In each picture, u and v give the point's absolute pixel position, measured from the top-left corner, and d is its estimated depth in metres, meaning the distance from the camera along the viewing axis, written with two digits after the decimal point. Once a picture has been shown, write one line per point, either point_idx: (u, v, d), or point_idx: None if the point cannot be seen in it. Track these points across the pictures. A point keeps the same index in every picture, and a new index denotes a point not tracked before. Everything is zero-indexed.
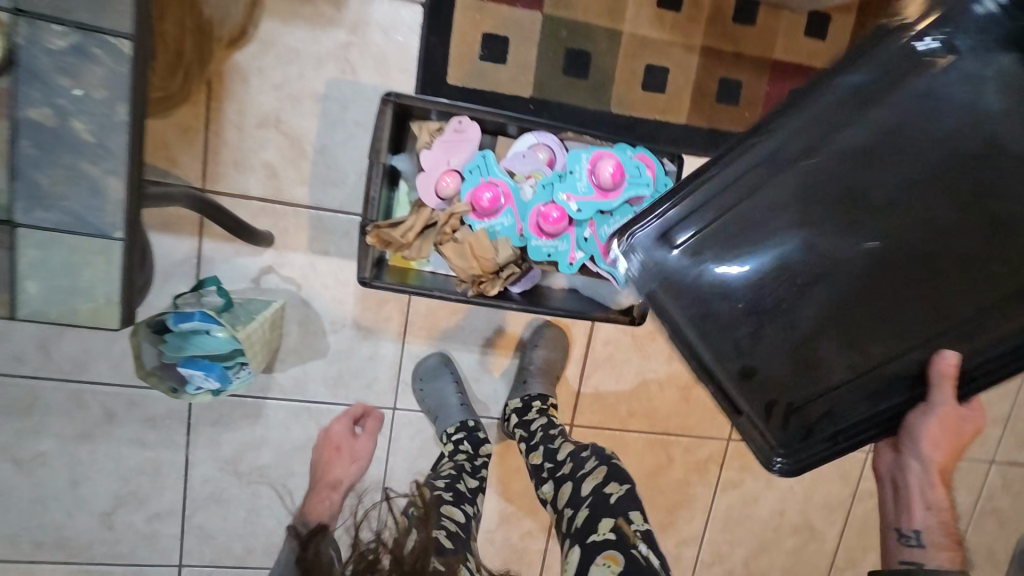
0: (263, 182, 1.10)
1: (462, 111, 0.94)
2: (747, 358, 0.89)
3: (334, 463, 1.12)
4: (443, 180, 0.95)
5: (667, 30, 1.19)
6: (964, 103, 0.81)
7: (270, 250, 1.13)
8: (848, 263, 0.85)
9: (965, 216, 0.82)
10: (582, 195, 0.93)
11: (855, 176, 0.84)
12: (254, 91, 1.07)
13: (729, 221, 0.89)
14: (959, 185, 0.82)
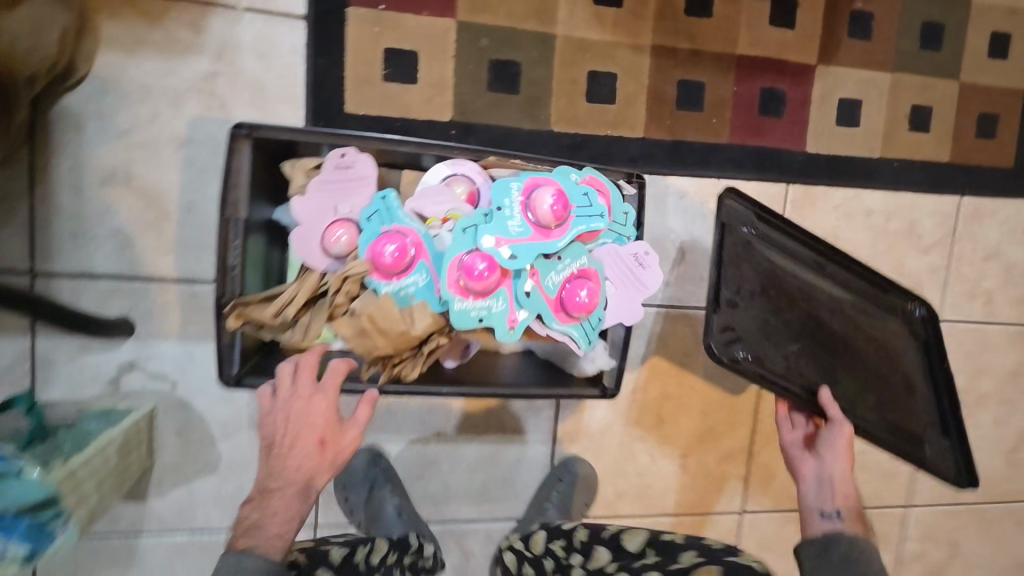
0: (113, 256, 0.86)
1: (347, 140, 0.71)
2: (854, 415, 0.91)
3: (299, 452, 0.66)
4: (327, 234, 0.71)
5: (610, 31, 0.99)
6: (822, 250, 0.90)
7: (130, 342, 0.88)
8: (832, 360, 0.92)
9: (866, 307, 0.94)
10: (517, 238, 0.69)
11: (807, 304, 0.91)
12: (93, 141, 0.83)
13: (759, 333, 0.89)
14: (857, 291, 0.93)
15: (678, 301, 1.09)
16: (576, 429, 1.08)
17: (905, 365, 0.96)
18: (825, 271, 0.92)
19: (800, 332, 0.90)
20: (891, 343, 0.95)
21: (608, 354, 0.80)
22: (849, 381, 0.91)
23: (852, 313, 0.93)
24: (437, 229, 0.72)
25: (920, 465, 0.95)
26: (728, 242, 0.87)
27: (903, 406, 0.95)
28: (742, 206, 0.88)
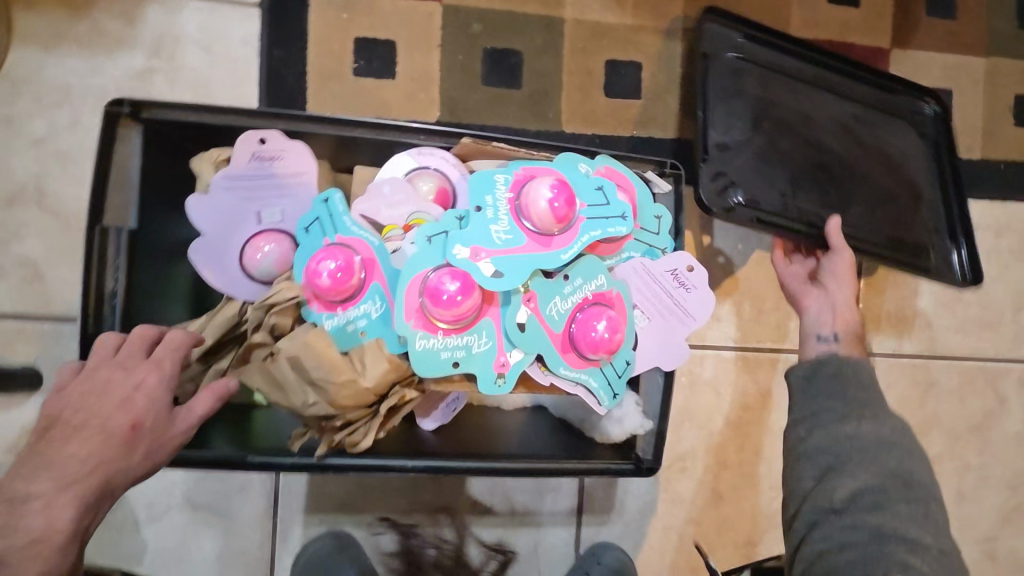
0: (20, 291, 0.70)
1: (267, 122, 0.53)
2: (849, 208, 0.75)
3: (89, 442, 0.44)
4: (250, 250, 0.55)
5: (631, 12, 0.82)
6: (818, 75, 0.78)
7: (35, 398, 0.71)
8: (830, 181, 0.76)
9: (870, 153, 0.78)
10: (503, 247, 0.49)
11: (792, 120, 0.76)
12: (2, 152, 0.69)
13: (743, 172, 0.74)
14: (855, 134, 0.78)
15: (733, 340, 0.86)
16: (605, 509, 0.83)
17: (919, 177, 0.80)
18: (823, 108, 0.78)
19: (789, 122, 0.76)
20: (911, 152, 0.80)
21: (642, 414, 0.58)
22: (858, 208, 0.76)
23: (863, 138, 0.78)
24: (397, 240, 0.52)
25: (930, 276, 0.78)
26: (714, 66, 0.75)
27: (915, 217, 0.79)
28: (726, 26, 0.76)
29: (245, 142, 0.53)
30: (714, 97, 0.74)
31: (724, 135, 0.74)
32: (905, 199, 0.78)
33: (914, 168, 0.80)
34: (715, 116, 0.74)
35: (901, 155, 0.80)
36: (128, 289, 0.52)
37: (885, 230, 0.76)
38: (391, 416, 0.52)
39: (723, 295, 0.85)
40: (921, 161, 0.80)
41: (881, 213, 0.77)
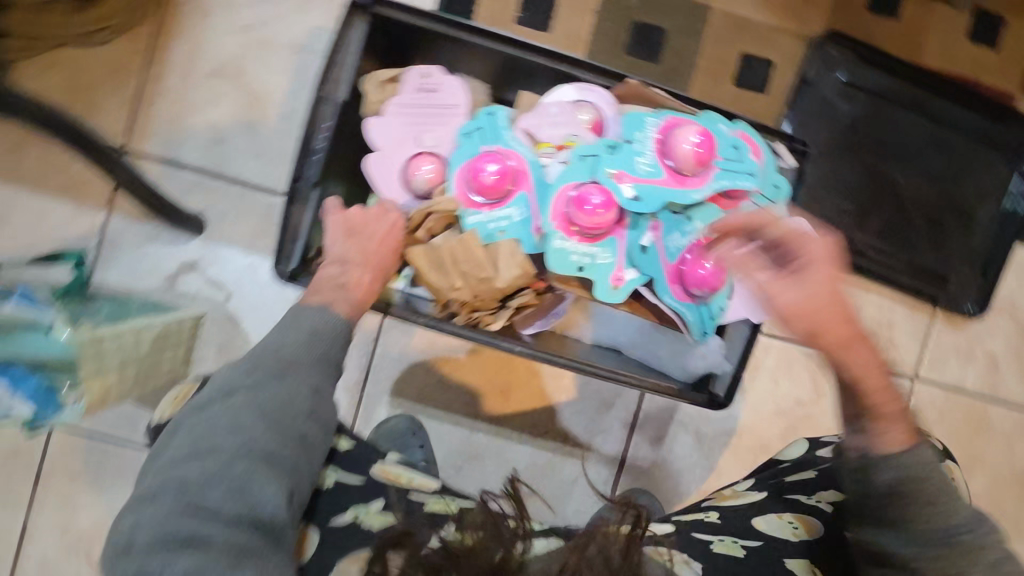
0: (205, 149, 0.83)
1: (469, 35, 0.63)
2: (898, 227, 0.90)
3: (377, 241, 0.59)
4: (413, 168, 0.62)
5: (775, 12, 0.87)
6: (912, 104, 0.88)
7: (197, 241, 0.83)
8: (889, 199, 0.90)
9: (934, 181, 0.90)
10: (643, 178, 0.58)
11: (873, 142, 0.89)
12: (215, 32, 0.82)
13: (816, 181, 0.90)
14: (928, 161, 0.90)
15: (801, 336, 0.91)
16: (650, 460, 0.90)
17: (979, 208, 0.91)
18: (907, 135, 0.89)
19: (869, 145, 0.89)
20: (987, 187, 0.90)
21: (723, 356, 0.65)
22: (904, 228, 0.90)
23: (937, 169, 0.90)
24: (549, 156, 0.61)
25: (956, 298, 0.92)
26: (816, 90, 0.87)
27: (960, 243, 0.91)
28: (843, 52, 0.87)
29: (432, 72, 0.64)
30: (808, 114, 0.88)
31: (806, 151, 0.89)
32: (957, 226, 0.91)
33: (977, 200, 0.91)
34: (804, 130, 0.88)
35: (968, 185, 0.90)
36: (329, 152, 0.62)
37: (925, 248, 0.91)
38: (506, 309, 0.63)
39: None
40: (988, 195, 0.91)
41: (929, 235, 0.91)
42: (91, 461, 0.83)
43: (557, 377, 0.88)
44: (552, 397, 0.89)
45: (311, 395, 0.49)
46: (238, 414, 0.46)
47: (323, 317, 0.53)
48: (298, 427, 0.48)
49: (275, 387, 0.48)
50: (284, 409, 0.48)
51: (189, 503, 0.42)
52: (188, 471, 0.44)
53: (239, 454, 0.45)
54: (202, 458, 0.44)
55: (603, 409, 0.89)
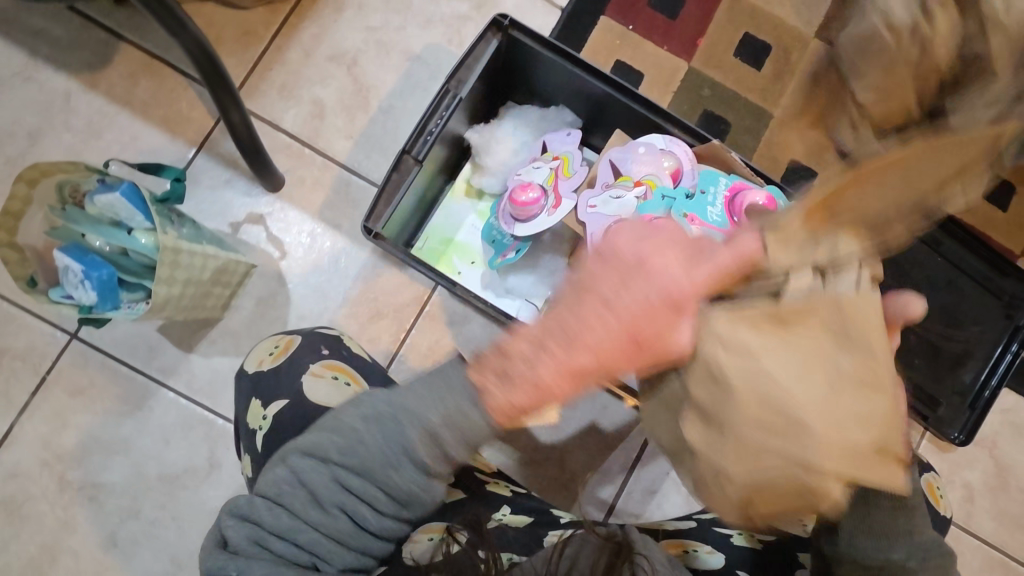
0: (304, 119, 0.90)
1: (590, 82, 0.74)
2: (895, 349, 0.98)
3: (595, 323, 0.42)
4: (525, 195, 0.73)
5: (825, 132, 0.99)
6: (928, 240, 0.98)
7: (270, 197, 0.88)
8: None
9: (934, 314, 0.99)
10: (712, 224, 0.65)
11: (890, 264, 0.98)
12: (344, 24, 0.92)
13: None
14: (934, 295, 0.99)
15: None
16: (637, 512, 0.90)
17: (973, 348, 0.99)
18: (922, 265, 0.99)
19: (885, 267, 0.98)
20: (986, 326, 0.99)
21: None
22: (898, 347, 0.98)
23: (943, 302, 0.99)
24: (627, 188, 0.68)
25: (938, 426, 0.98)
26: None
27: (950, 374, 0.98)
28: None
29: (581, 168, 0.75)
30: None
31: None
32: (949, 362, 0.99)
33: (972, 338, 0.99)
34: None
35: (964, 323, 0.99)
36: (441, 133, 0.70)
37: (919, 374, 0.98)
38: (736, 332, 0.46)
39: None
40: (981, 337, 0.99)
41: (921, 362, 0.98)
42: (99, 380, 0.83)
43: (569, 410, 0.91)
44: (558, 427, 0.91)
45: (384, 493, 0.50)
46: (324, 469, 0.49)
47: (465, 430, 0.48)
48: (382, 508, 0.50)
49: (372, 477, 0.49)
50: (365, 507, 0.50)
51: (256, 524, 0.49)
52: (274, 486, 0.50)
53: (310, 515, 0.49)
54: (284, 497, 0.49)
55: (604, 450, 0.91)
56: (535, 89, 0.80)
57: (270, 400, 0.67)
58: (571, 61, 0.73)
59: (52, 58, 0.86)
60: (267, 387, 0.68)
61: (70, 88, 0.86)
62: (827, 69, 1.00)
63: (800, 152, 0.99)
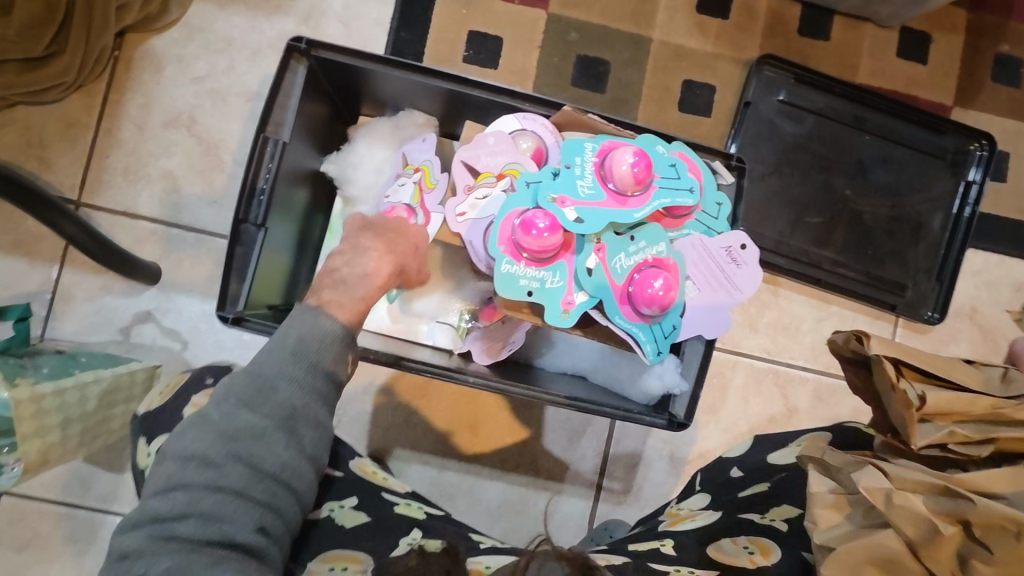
0: (159, 197, 0.83)
1: (424, 78, 0.66)
2: (848, 244, 0.92)
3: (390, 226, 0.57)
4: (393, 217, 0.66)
5: (712, 40, 0.91)
6: (852, 121, 0.91)
7: (153, 290, 0.82)
8: (839, 215, 0.92)
9: (879, 196, 0.92)
10: (586, 200, 0.58)
11: (818, 160, 0.91)
12: (168, 83, 0.84)
13: (769, 198, 0.91)
14: (872, 177, 0.92)
15: (767, 352, 0.91)
16: (626, 488, 0.88)
17: (925, 220, 0.93)
18: (852, 150, 0.91)
19: (812, 165, 0.91)
20: (935, 193, 0.92)
21: (681, 375, 0.66)
22: (851, 242, 0.92)
23: (884, 183, 0.92)
24: (490, 185, 0.62)
25: (908, 310, 0.93)
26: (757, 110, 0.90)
27: (908, 253, 0.92)
28: (779, 73, 0.89)
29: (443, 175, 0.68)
30: (748, 135, 0.90)
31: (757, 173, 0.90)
32: (906, 241, 0.92)
33: (922, 209, 0.93)
34: (750, 149, 0.90)
35: (912, 197, 0.92)
36: (275, 184, 0.64)
37: (881, 263, 0.92)
38: (993, 507, 0.44)
39: (764, 307, 0.91)
40: (930, 206, 0.93)
41: (879, 250, 0.92)
42: (42, 528, 0.79)
43: (525, 409, 0.87)
44: (520, 431, 0.87)
45: (287, 424, 0.46)
46: (210, 444, 0.44)
47: (329, 344, 0.49)
48: (280, 476, 0.45)
49: (262, 437, 0.45)
50: (262, 481, 0.44)
51: (161, 531, 0.42)
52: (168, 476, 0.43)
53: (202, 492, 0.43)
54: (181, 484, 0.43)
55: (574, 439, 0.88)
56: (374, 99, 0.73)
57: (152, 435, 0.62)
58: (395, 62, 0.65)
59: None
60: (150, 425, 0.63)
61: None
62: None
63: (690, 69, 0.91)
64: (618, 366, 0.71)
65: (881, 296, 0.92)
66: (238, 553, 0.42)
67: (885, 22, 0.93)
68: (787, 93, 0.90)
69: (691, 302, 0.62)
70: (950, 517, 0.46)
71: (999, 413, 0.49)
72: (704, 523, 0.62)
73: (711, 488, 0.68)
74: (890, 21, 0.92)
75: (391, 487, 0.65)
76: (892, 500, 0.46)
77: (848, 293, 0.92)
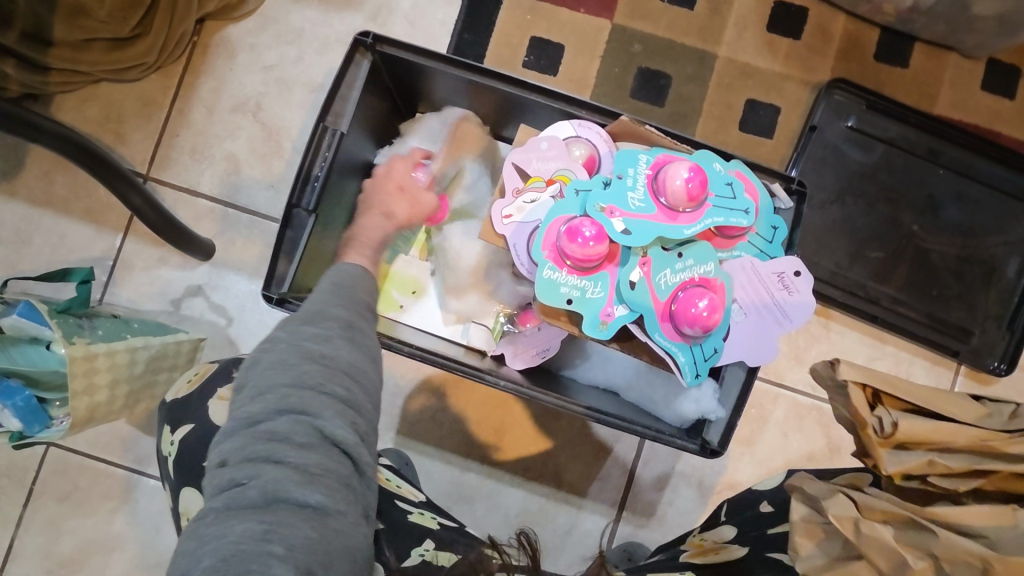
0: (220, 178, 0.86)
1: (482, 80, 0.67)
2: (911, 283, 0.87)
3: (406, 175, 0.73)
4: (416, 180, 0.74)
5: (781, 60, 0.89)
6: (927, 154, 0.86)
7: (205, 267, 0.86)
8: (903, 251, 0.87)
9: (950, 234, 0.87)
10: (635, 212, 0.57)
11: (886, 192, 0.87)
12: (240, 70, 0.87)
13: (827, 227, 0.87)
14: (943, 214, 0.87)
15: (811, 388, 0.87)
16: (649, 512, 0.85)
17: (998, 265, 0.87)
18: (924, 184, 0.87)
19: (878, 197, 0.87)
20: (1013, 237, 0.86)
21: (718, 402, 0.64)
22: (914, 281, 0.87)
23: (956, 222, 0.87)
24: (539, 190, 0.61)
25: (972, 360, 0.87)
26: (823, 135, 0.86)
27: (978, 298, 0.87)
28: (850, 99, 0.86)
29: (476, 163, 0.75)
30: (811, 161, 0.86)
31: (817, 201, 0.86)
32: (976, 285, 0.87)
33: (996, 253, 0.87)
34: (812, 175, 0.86)
35: (987, 239, 0.87)
36: (328, 174, 0.65)
37: (946, 306, 0.87)
38: (959, 542, 0.44)
39: (812, 341, 0.87)
40: (1006, 250, 0.87)
41: (945, 292, 0.87)
42: (82, 481, 0.83)
43: (553, 419, 0.86)
44: (545, 441, 0.86)
45: (347, 337, 0.49)
46: (288, 355, 0.46)
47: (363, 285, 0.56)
48: (358, 389, 0.47)
49: (340, 353, 0.48)
50: (345, 390, 0.46)
51: (264, 434, 0.42)
52: (258, 388, 0.45)
53: (294, 390, 0.44)
54: (268, 391, 0.44)
55: (600, 456, 0.86)
56: (429, 96, 0.74)
57: (175, 425, 0.67)
58: (455, 61, 0.66)
59: None
60: (176, 413, 0.68)
61: None
62: None
63: (754, 89, 0.89)
64: (651, 384, 0.69)
65: (943, 341, 0.87)
66: (335, 448, 0.43)
67: (972, 52, 0.88)
68: (857, 119, 0.86)
69: (735, 327, 0.60)
70: (918, 550, 0.46)
71: (987, 444, 0.47)
72: (731, 559, 0.58)
73: (739, 520, 0.65)
74: (977, 52, 0.87)
75: (403, 494, 0.66)
76: (860, 529, 0.47)
77: (907, 335, 0.87)
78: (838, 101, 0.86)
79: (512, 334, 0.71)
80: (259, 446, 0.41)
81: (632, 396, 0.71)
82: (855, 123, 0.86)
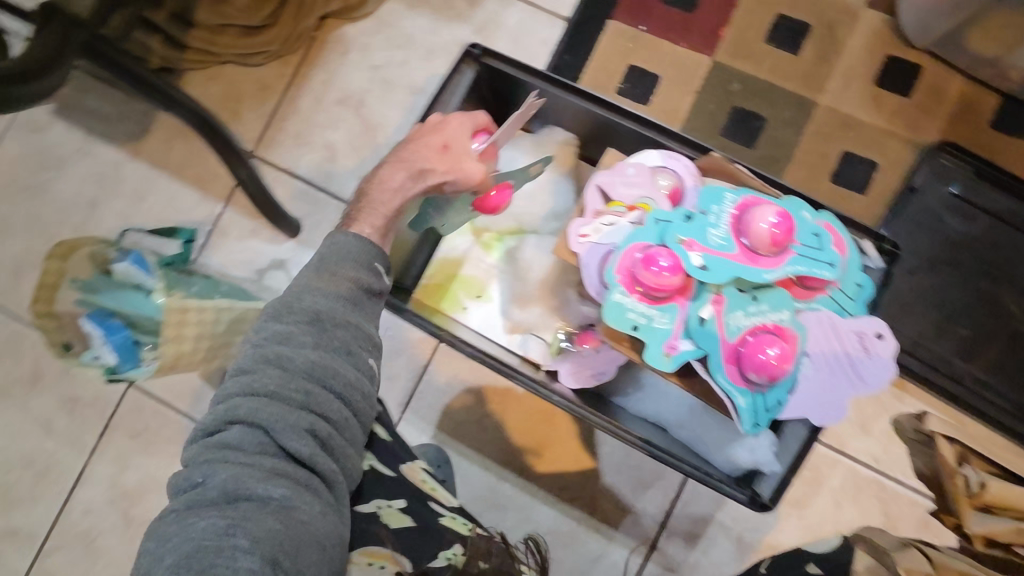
0: (317, 163, 0.92)
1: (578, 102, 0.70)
2: (1003, 366, 0.81)
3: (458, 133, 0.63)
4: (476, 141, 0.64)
5: (886, 116, 0.86)
6: None
7: (290, 243, 0.91)
8: (998, 333, 0.81)
9: None
10: (714, 250, 0.57)
11: (985, 266, 0.81)
12: (350, 67, 0.93)
13: (914, 294, 0.83)
14: None
15: (874, 459, 0.82)
16: (682, 557, 0.83)
17: None
18: None
19: (976, 270, 0.82)
20: None
21: (774, 455, 0.62)
22: (1006, 367, 0.80)
23: None
24: (619, 214, 0.62)
25: None
26: (922, 200, 0.82)
27: None
28: (957, 165, 0.82)
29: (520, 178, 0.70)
30: (905, 223, 0.83)
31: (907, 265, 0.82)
32: None
33: None
34: (905, 237, 0.82)
35: None
36: None
37: None
38: None
39: (882, 410, 0.83)
40: None
41: None
42: (152, 423, 0.90)
43: (598, 444, 0.85)
44: (587, 462, 0.85)
45: (313, 332, 0.48)
46: (249, 359, 0.48)
47: (354, 256, 0.52)
48: (315, 395, 0.46)
49: (292, 366, 0.46)
50: (299, 398, 0.46)
51: (225, 441, 0.45)
52: (223, 394, 0.47)
53: (250, 399, 0.46)
54: (228, 400, 0.47)
55: (639, 489, 0.84)
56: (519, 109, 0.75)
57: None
58: (553, 80, 0.69)
59: (99, 136, 0.95)
60: None
61: (120, 158, 0.95)
62: (881, 44, 0.86)
63: (852, 142, 0.86)
64: (704, 427, 0.67)
65: None
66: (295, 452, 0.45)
67: None
68: (962, 187, 0.82)
69: (805, 382, 0.57)
70: None
71: None
72: None
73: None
74: None
75: (438, 494, 0.62)
76: None
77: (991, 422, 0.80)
78: (942, 166, 0.82)
79: (569, 353, 0.72)
80: (219, 453, 0.45)
81: (682, 434, 0.70)
82: (959, 191, 0.82)
